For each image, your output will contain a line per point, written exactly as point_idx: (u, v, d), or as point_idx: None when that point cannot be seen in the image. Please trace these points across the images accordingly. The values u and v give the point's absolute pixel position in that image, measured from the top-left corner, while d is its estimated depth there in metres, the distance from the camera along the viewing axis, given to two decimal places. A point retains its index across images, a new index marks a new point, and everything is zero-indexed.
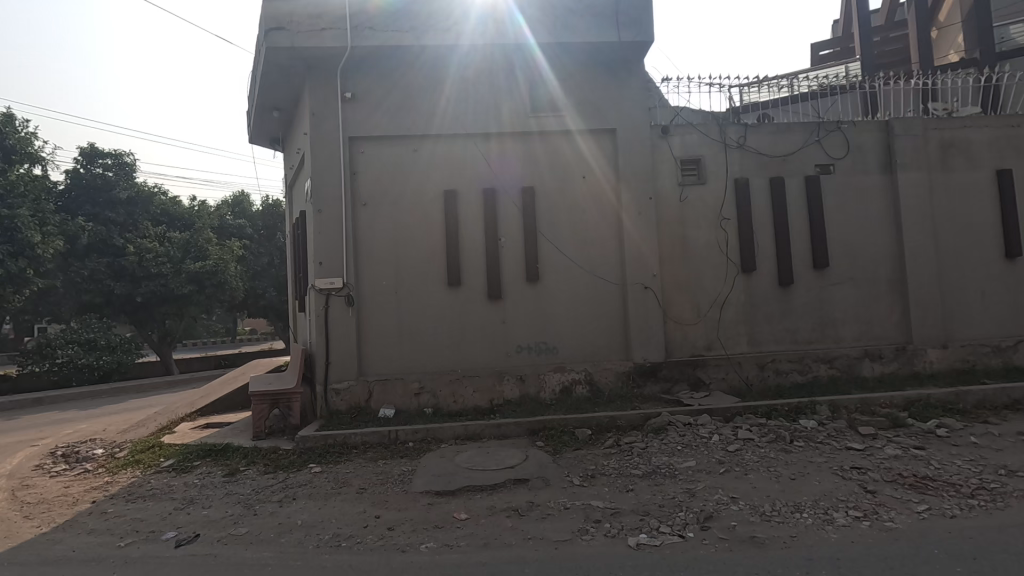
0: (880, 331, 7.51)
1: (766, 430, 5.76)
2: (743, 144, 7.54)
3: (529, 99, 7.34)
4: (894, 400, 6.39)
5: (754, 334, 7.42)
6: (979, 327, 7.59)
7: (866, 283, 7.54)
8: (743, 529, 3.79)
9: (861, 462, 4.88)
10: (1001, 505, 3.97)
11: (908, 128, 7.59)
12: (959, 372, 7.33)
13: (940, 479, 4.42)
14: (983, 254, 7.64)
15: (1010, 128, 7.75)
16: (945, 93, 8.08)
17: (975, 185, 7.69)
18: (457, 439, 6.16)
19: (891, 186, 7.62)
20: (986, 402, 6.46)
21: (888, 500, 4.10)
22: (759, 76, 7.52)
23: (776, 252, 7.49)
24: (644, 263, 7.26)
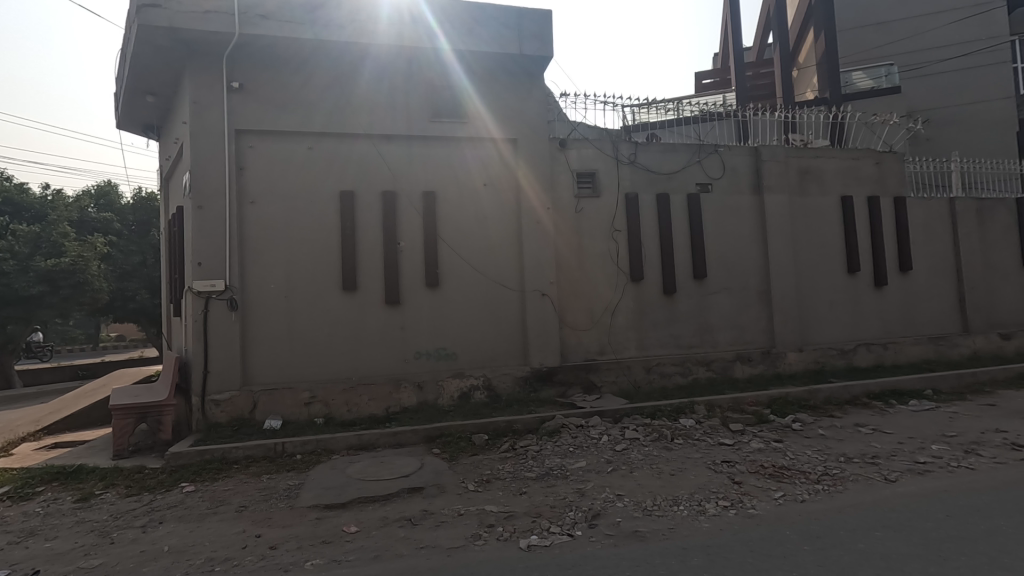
0: (750, 336, 8.31)
1: (650, 429, 6.15)
2: (634, 161, 8.04)
3: (434, 103, 7.32)
4: (759, 399, 7.11)
5: (642, 339, 7.91)
6: (828, 332, 8.65)
7: (738, 292, 8.31)
8: (627, 524, 4.01)
9: (730, 456, 5.36)
10: (840, 488, 4.54)
11: (773, 154, 8.51)
12: (813, 371, 8.29)
13: (794, 468, 4.97)
14: (831, 269, 8.74)
15: (852, 159, 8.96)
16: (802, 126, 9.16)
17: (826, 208, 8.79)
18: (350, 449, 5.94)
19: (758, 205, 8.49)
20: (832, 398, 7.37)
21: (752, 490, 4.54)
22: (649, 98, 8.10)
23: (662, 263, 8.04)
24: (542, 270, 7.47)
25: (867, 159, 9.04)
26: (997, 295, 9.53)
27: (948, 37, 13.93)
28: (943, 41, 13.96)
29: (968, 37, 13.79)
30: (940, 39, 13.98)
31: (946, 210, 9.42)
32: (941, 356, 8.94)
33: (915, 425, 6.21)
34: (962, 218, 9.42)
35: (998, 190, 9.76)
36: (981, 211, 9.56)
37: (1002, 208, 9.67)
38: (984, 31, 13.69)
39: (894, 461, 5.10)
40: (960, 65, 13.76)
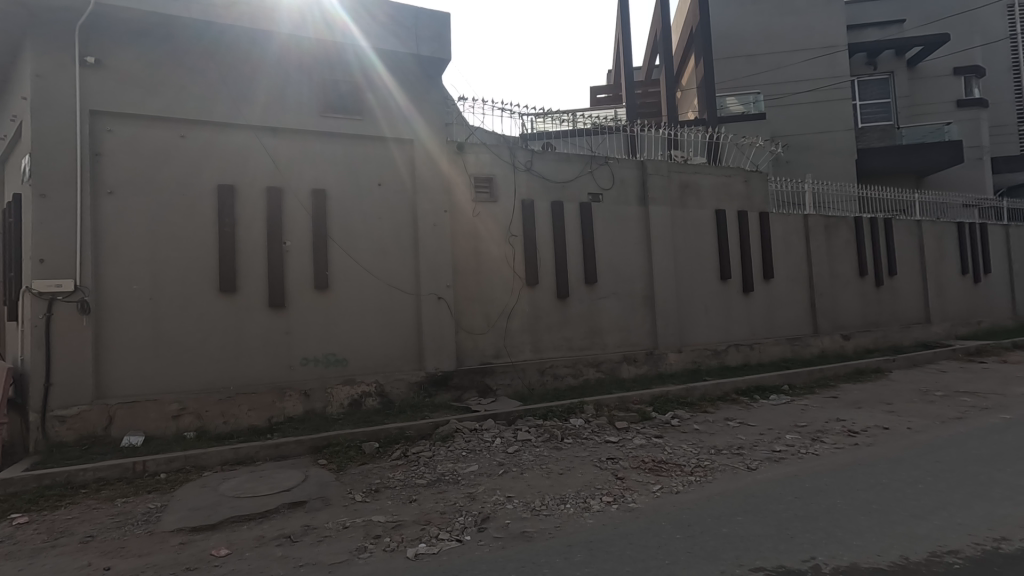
0: (635, 338, 8.82)
1: (542, 430, 6.31)
2: (530, 168, 8.24)
3: (327, 96, 6.99)
4: (643, 397, 7.56)
5: (536, 343, 8.10)
6: (703, 334, 9.41)
7: (626, 297, 8.79)
8: (516, 525, 4.07)
9: (615, 453, 5.64)
10: (710, 478, 4.94)
11: (657, 169, 9.13)
12: (690, 370, 8.97)
13: (671, 462, 5.33)
14: (707, 276, 9.53)
15: (724, 176, 9.84)
16: (683, 143, 9.92)
17: (702, 220, 9.56)
18: (224, 465, 5.49)
19: (644, 216, 9.04)
20: (707, 395, 8.01)
21: (633, 484, 4.81)
22: (546, 109, 8.39)
23: (556, 268, 8.29)
24: (438, 273, 7.40)
25: (737, 177, 9.98)
26: (839, 301, 10.91)
27: (804, 73, 15.75)
28: (800, 76, 15.76)
29: (819, 74, 15.68)
30: (797, 74, 15.77)
31: (801, 225, 10.65)
32: (796, 354, 10.07)
33: (774, 418, 6.93)
34: (813, 233, 10.69)
35: (840, 210, 11.20)
36: (828, 227, 10.92)
37: (844, 226, 11.10)
38: (831, 70, 15.65)
39: (755, 450, 5.65)
40: (814, 98, 15.61)
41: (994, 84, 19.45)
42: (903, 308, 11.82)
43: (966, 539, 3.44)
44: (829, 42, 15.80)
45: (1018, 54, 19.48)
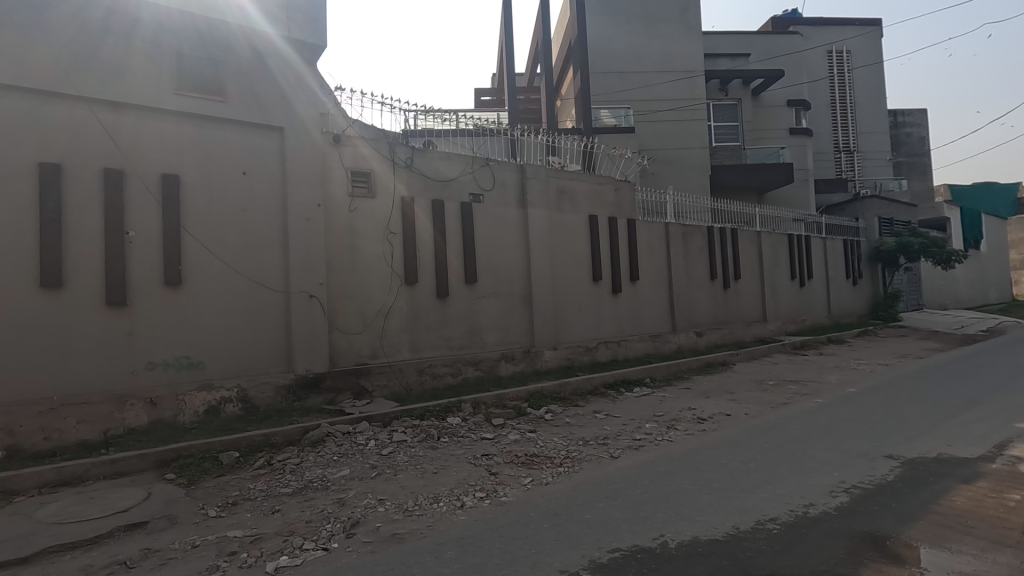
0: (513, 337, 9.06)
1: (418, 430, 6.27)
2: (411, 165, 8.12)
3: (181, 72, 6.32)
4: (519, 394, 7.80)
5: (414, 342, 8.00)
6: (577, 333, 9.93)
7: (504, 297, 8.99)
8: (386, 528, 3.98)
9: (490, 449, 5.76)
10: (577, 468, 5.23)
11: (536, 173, 9.47)
12: (564, 367, 9.41)
13: (542, 455, 5.56)
14: (580, 277, 10.07)
15: (597, 184, 10.46)
16: (560, 150, 10.39)
17: (577, 225, 10.08)
18: (44, 487, 4.74)
19: (523, 218, 9.31)
20: (578, 390, 8.46)
21: (505, 478, 4.94)
22: (428, 106, 8.33)
23: (435, 267, 8.25)
24: (310, 270, 7.02)
25: (608, 186, 10.65)
26: (694, 302, 12.11)
27: (668, 93, 17.23)
28: (664, 95, 17.21)
29: (680, 95, 17.23)
30: (662, 93, 17.22)
31: (663, 232, 11.65)
32: (658, 350, 11.00)
33: (636, 409, 7.51)
34: (672, 240, 11.75)
35: (696, 219, 12.43)
36: (685, 235, 12.06)
37: (699, 234, 12.34)
38: (690, 92, 17.28)
39: (619, 440, 6.08)
40: (676, 117, 17.12)
41: (817, 116, 22.74)
42: (746, 308, 13.40)
43: (784, 507, 3.99)
44: (689, 67, 17.42)
45: (835, 92, 22.96)
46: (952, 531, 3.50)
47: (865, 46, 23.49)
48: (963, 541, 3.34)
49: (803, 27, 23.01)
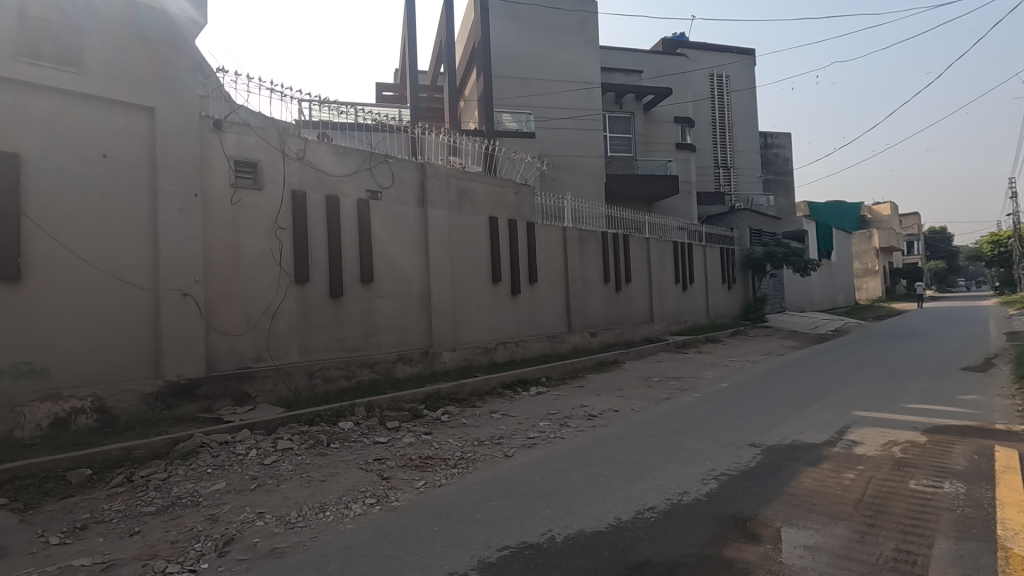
0: (411, 337, 8.90)
1: (306, 437, 5.96)
2: (302, 157, 7.68)
3: (25, 36, 5.54)
4: (416, 396, 7.68)
5: (304, 344, 7.59)
6: (476, 334, 9.97)
7: (402, 297, 8.80)
8: (265, 543, 3.73)
9: (383, 453, 5.61)
10: (471, 468, 5.23)
11: (436, 172, 9.38)
12: (463, 367, 9.41)
13: (437, 457, 5.50)
14: (480, 278, 10.13)
15: (498, 186, 10.58)
16: (461, 151, 10.38)
17: (477, 226, 10.12)
18: None
19: (422, 217, 9.17)
20: (475, 390, 8.50)
21: (397, 483, 4.83)
22: (323, 96, 7.98)
23: (329, 264, 7.88)
24: (184, 266, 6.41)
25: (508, 189, 10.81)
26: (588, 303, 12.65)
27: (567, 102, 17.86)
28: (563, 104, 17.82)
29: (578, 105, 17.93)
30: (562, 102, 17.81)
31: (561, 236, 12.04)
32: (554, 350, 11.35)
33: (531, 407, 7.69)
34: (569, 244, 12.18)
35: (591, 224, 12.99)
36: (581, 239, 12.56)
37: (593, 238, 12.90)
38: (588, 103, 18.05)
39: (513, 439, 6.18)
40: (574, 125, 17.78)
41: (700, 134, 24.73)
42: (635, 309, 14.23)
43: (661, 496, 4.27)
44: (587, 79, 18.18)
45: (715, 113, 25.09)
46: (800, 509, 3.94)
47: (740, 72, 25.88)
48: (808, 518, 3.77)
49: (689, 50, 24.88)
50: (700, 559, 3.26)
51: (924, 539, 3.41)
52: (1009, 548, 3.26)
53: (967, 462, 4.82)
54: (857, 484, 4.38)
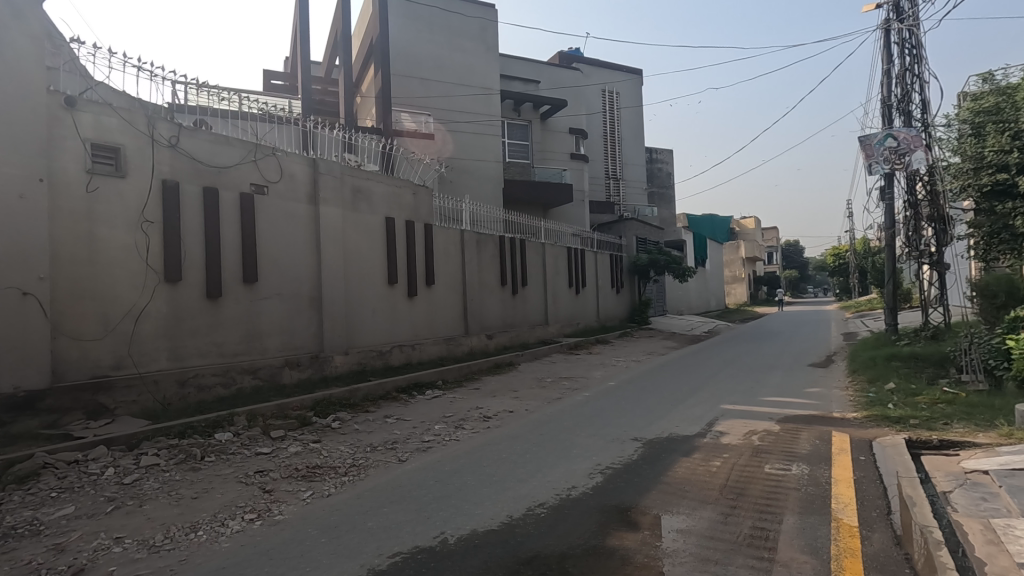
0: (299, 341, 8.43)
1: (175, 451, 5.44)
2: (175, 145, 7.01)
3: None
4: (304, 403, 7.30)
5: (175, 349, 6.91)
6: (370, 337, 9.68)
7: (290, 298, 8.32)
8: (123, 571, 3.35)
9: (265, 465, 5.27)
10: (362, 476, 5.07)
11: (330, 169, 8.98)
12: (356, 371, 9.09)
13: (325, 466, 5.28)
14: (375, 280, 9.85)
15: (395, 186, 10.36)
16: (357, 148, 10.05)
17: (373, 226, 9.84)
18: None
19: (314, 215, 8.73)
20: (368, 395, 8.25)
21: (281, 495, 4.56)
22: (200, 80, 7.36)
23: (206, 263, 7.25)
24: (25, 261, 5.58)
25: (406, 190, 10.64)
26: (485, 306, 12.79)
27: (466, 106, 17.96)
28: (463, 108, 17.88)
29: (477, 110, 18.10)
30: (461, 106, 17.87)
31: (459, 239, 12.05)
32: (451, 352, 11.34)
33: (427, 411, 7.62)
34: (467, 247, 12.23)
35: (489, 228, 13.16)
36: (479, 242, 12.67)
37: (491, 242, 13.08)
38: (487, 109, 18.28)
39: (407, 443, 6.08)
40: (474, 129, 17.92)
41: (593, 146, 26.00)
42: (531, 312, 14.61)
43: (551, 492, 4.44)
44: (486, 85, 18.41)
45: (607, 126, 26.53)
46: (674, 496, 4.29)
47: (630, 90, 27.61)
48: (681, 504, 4.12)
49: (583, 65, 26.08)
50: (585, 549, 3.44)
51: (775, 516, 3.86)
52: (840, 519, 3.79)
53: (810, 446, 5.52)
54: (722, 471, 4.85)
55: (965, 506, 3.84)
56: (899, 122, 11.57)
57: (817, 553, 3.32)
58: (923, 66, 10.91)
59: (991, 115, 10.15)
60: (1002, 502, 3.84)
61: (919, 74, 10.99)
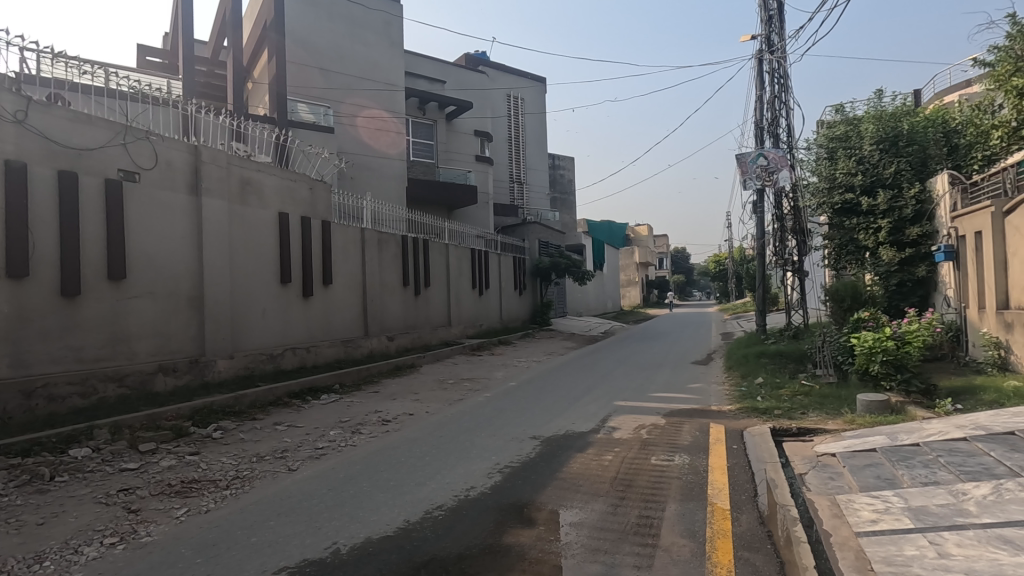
0: (176, 345, 7.70)
1: (16, 473, 4.74)
2: (23, 121, 6.11)
3: None
4: (180, 412, 6.68)
5: (20, 355, 6.03)
6: (258, 339, 9.06)
7: (165, 297, 7.56)
8: None
9: (130, 482, 4.74)
10: (246, 488, 4.73)
11: (214, 158, 8.28)
12: (242, 377, 8.46)
13: (204, 479, 4.86)
14: (265, 279, 9.24)
15: (289, 180, 9.80)
16: (247, 137, 9.39)
17: (262, 221, 9.20)
18: None
19: (194, 207, 8.00)
20: (256, 401, 7.72)
21: (150, 515, 4.13)
22: (54, 48, 6.53)
23: (59, 257, 6.38)
24: None
25: (301, 184, 10.08)
26: (386, 306, 12.46)
27: (368, 102, 17.40)
28: (365, 103, 17.30)
29: (379, 106, 17.59)
30: (364, 101, 17.29)
31: (359, 237, 11.64)
32: (349, 355, 10.91)
33: (321, 416, 7.27)
34: (367, 246, 11.85)
35: (391, 227, 12.84)
36: (380, 242, 12.32)
37: (392, 241, 12.76)
38: (390, 105, 17.84)
39: (298, 451, 5.76)
40: (378, 126, 17.46)
41: (497, 149, 26.29)
42: (433, 313, 14.46)
43: (450, 493, 4.42)
44: (390, 82, 18.00)
45: (511, 131, 26.96)
46: (568, 490, 4.45)
47: (533, 97, 28.28)
48: (575, 497, 4.29)
49: (489, 69, 26.29)
50: (481, 548, 3.46)
51: (659, 504, 4.13)
52: (714, 504, 4.13)
53: (691, 437, 5.98)
54: (613, 464, 5.12)
55: (817, 485, 4.36)
56: (769, 144, 12.85)
57: (694, 536, 3.60)
58: (789, 95, 12.22)
59: (842, 142, 11.95)
60: (844, 480, 4.41)
61: (786, 102, 12.30)
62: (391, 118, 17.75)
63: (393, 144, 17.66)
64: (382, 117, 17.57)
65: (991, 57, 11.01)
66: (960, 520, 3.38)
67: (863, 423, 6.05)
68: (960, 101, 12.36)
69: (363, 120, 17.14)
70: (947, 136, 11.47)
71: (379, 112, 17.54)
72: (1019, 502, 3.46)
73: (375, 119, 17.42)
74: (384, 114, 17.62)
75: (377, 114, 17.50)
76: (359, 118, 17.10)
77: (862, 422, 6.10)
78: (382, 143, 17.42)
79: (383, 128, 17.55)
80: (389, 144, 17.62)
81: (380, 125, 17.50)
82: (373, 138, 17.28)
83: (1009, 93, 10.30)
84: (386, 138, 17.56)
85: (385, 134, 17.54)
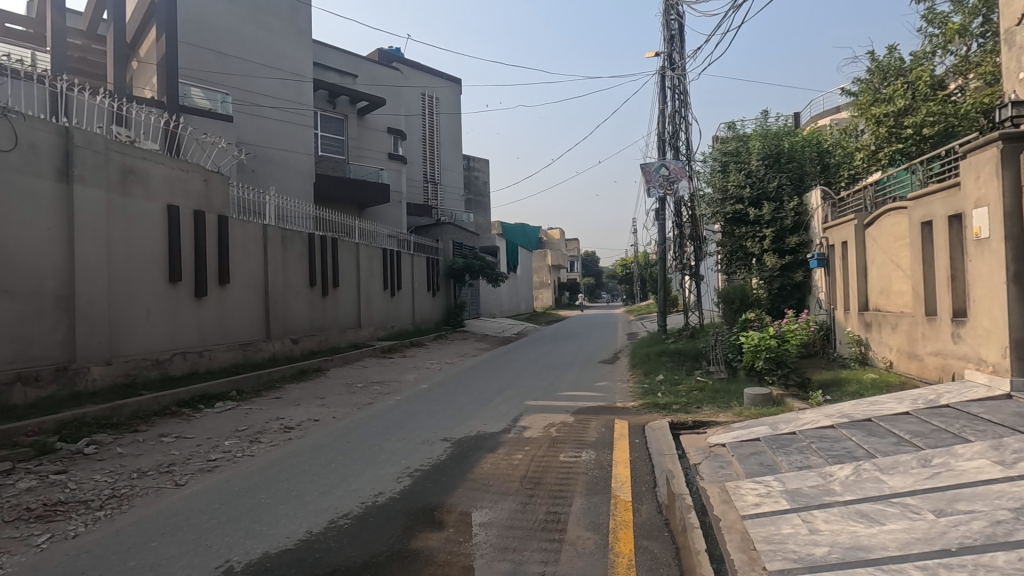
0: (40, 350, 6.82)
1: None
2: None
3: None
4: (44, 426, 5.92)
5: None
6: (141, 344, 8.25)
7: (24, 297, 6.66)
8: None
9: None
10: (124, 507, 4.29)
11: (89, 142, 7.44)
12: (121, 386, 7.65)
13: (72, 501, 4.34)
14: (150, 277, 8.44)
15: (180, 170, 9.01)
16: (130, 121, 8.52)
17: (147, 213, 8.38)
18: None
19: (63, 195, 7.13)
20: (137, 412, 7.02)
21: (2, 545, 3.62)
22: None
23: None
24: None
25: (194, 174, 9.31)
26: (290, 307, 11.81)
27: (272, 91, 16.43)
28: (269, 92, 16.34)
29: (284, 96, 16.68)
30: (267, 89, 16.32)
31: (260, 234, 10.95)
32: (247, 359, 10.23)
33: (214, 425, 6.76)
34: (270, 243, 11.17)
35: (296, 224, 12.19)
36: (285, 239, 11.66)
37: (298, 239, 12.13)
38: (296, 96, 16.96)
39: (187, 464, 5.31)
40: (283, 117, 16.54)
41: (410, 148, 25.88)
42: (341, 314, 13.91)
43: (356, 501, 4.27)
44: (297, 71, 17.14)
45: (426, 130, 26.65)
46: (478, 491, 4.46)
47: (448, 97, 28.14)
48: (485, 497, 4.31)
49: (403, 66, 25.81)
50: (389, 554, 3.38)
51: (566, 500, 4.25)
52: (617, 496, 4.32)
53: (597, 433, 6.21)
54: (523, 462, 5.20)
55: (709, 473, 4.69)
56: (670, 155, 13.68)
57: (598, 528, 3.75)
58: (687, 110, 13.10)
59: (733, 156, 12.94)
60: (733, 468, 4.78)
61: (685, 117, 13.18)
62: (297, 109, 16.90)
63: (297, 138, 16.89)
64: (299, 109, 16.96)
65: (855, 87, 12.46)
66: (827, 499, 3.78)
67: (750, 415, 6.60)
68: (830, 125, 13.86)
69: (267, 110, 16.20)
70: (820, 156, 12.81)
71: (288, 103, 16.70)
72: (874, 480, 3.93)
73: (284, 110, 16.58)
74: (290, 105, 16.74)
75: (282, 104, 16.59)
76: (265, 107, 16.20)
77: (749, 413, 6.67)
78: (291, 135, 16.71)
79: (295, 120, 16.82)
80: (294, 137, 16.82)
81: (285, 116, 16.59)
82: (277, 130, 16.40)
83: (869, 121, 11.70)
84: (300, 132, 16.97)
85: (296, 127, 16.84)
